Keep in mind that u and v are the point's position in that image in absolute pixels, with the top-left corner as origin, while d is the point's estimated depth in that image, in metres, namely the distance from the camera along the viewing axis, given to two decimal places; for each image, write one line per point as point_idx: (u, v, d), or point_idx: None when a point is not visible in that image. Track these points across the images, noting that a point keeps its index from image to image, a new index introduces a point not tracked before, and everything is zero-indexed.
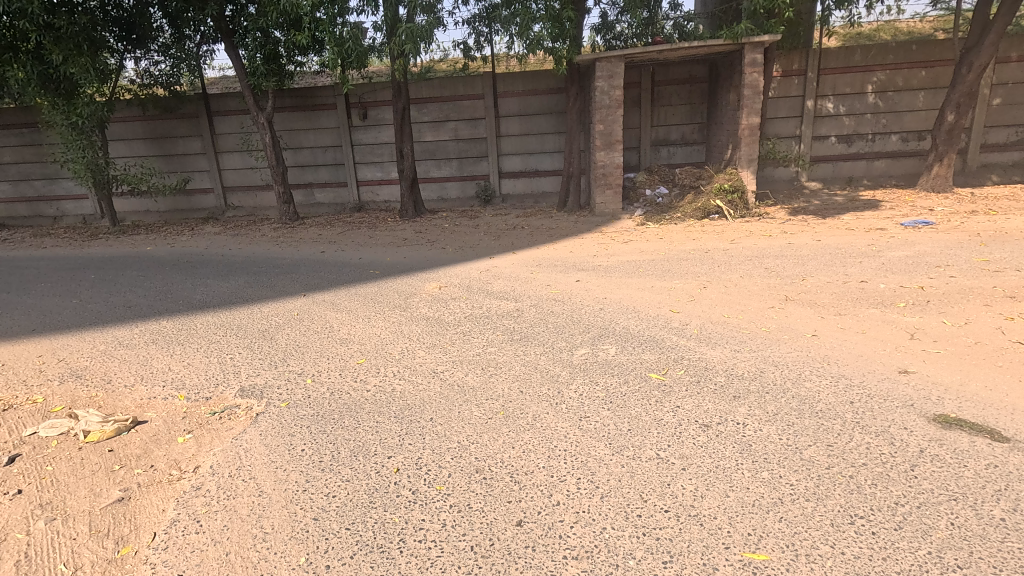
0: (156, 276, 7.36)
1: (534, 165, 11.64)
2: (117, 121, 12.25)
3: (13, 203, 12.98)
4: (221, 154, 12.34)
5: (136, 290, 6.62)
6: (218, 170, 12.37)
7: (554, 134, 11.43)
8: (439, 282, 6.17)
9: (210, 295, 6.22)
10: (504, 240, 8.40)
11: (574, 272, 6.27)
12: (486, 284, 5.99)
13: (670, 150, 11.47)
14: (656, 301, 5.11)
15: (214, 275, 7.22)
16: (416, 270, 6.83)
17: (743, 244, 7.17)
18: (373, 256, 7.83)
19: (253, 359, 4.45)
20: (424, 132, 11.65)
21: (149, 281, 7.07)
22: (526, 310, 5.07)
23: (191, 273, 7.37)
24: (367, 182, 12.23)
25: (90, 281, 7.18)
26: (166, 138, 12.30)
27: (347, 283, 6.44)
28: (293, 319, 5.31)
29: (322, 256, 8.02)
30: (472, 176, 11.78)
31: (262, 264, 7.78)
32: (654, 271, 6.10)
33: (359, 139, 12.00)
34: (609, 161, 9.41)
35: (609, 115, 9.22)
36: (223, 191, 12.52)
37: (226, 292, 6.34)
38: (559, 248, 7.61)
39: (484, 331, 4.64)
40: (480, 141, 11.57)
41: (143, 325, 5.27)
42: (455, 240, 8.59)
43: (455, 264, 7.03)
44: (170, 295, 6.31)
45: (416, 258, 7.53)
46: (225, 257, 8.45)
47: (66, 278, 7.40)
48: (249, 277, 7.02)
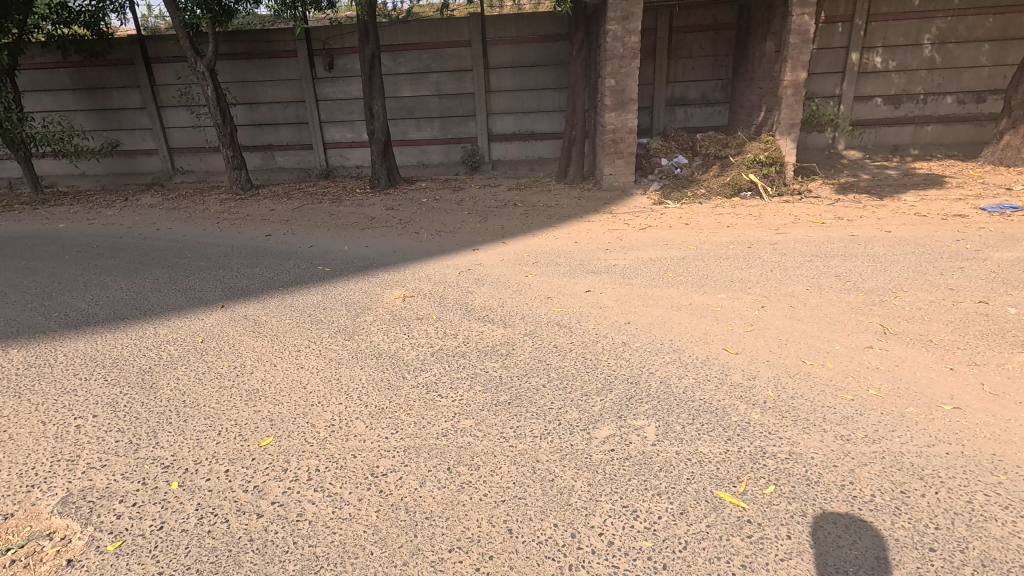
0: (48, 267, 5.76)
1: (530, 127, 9.94)
2: (38, 68, 10.34)
3: None
4: (165, 110, 10.52)
5: (9, 290, 5.06)
6: (161, 128, 10.57)
7: (555, 91, 9.70)
8: (405, 289, 4.65)
9: (98, 303, 4.67)
10: (491, 222, 6.83)
11: (582, 276, 4.77)
12: (464, 294, 4.48)
13: (688, 111, 9.78)
14: (701, 330, 3.67)
15: (120, 268, 5.63)
16: (379, 267, 5.30)
17: (793, 235, 5.67)
18: (328, 243, 6.27)
19: (109, 430, 2.96)
20: (400, 86, 9.86)
21: (32, 276, 5.47)
22: (517, 344, 3.60)
23: (94, 264, 5.79)
24: (334, 144, 10.49)
25: None
26: (98, 90, 10.44)
27: (285, 286, 4.92)
28: (193, 350, 3.81)
29: (265, 242, 6.43)
30: (458, 139, 10.07)
31: (187, 251, 6.19)
32: (689, 277, 4.61)
33: (325, 93, 10.19)
34: (621, 125, 7.75)
35: (623, 67, 7.49)
36: (168, 153, 10.74)
37: (124, 297, 4.78)
38: (559, 236, 6.08)
39: (454, 384, 3.16)
40: (466, 97, 9.82)
41: None
42: (432, 221, 7.01)
43: (429, 258, 5.50)
44: (46, 301, 4.75)
45: (381, 248, 5.97)
46: (148, 240, 6.83)
47: None
48: (163, 272, 5.44)
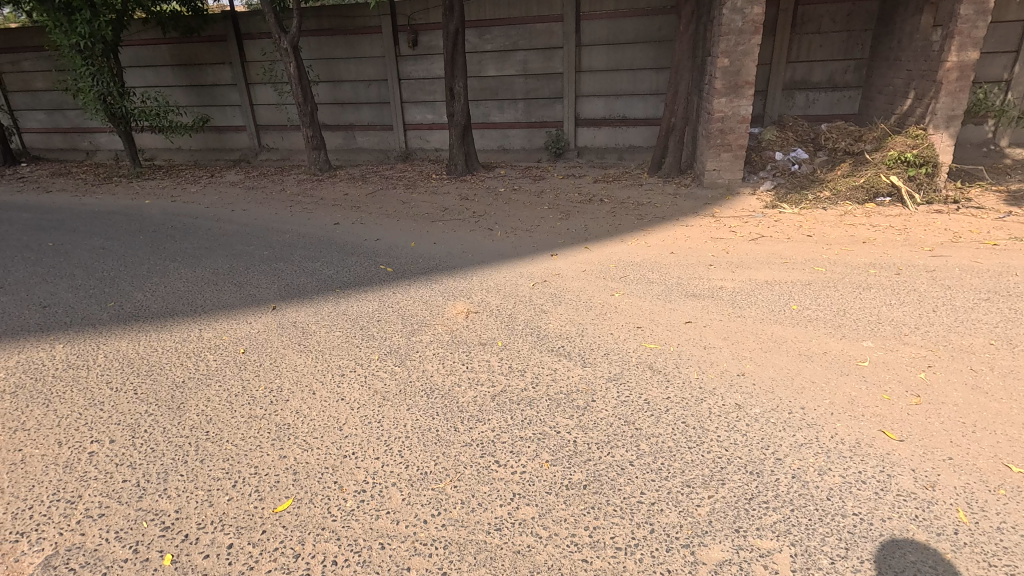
0: (120, 248, 5.69)
1: (622, 112, 8.98)
2: (143, 44, 10.67)
3: (48, 134, 11.95)
4: (253, 87, 10.53)
5: (77, 272, 4.97)
6: (249, 105, 10.61)
7: (654, 71, 8.65)
8: (470, 302, 4.03)
9: (153, 294, 4.43)
10: (573, 220, 6.06)
11: (682, 299, 3.92)
12: (537, 315, 3.79)
13: (810, 96, 8.42)
14: (845, 397, 2.77)
15: (185, 253, 5.44)
16: (444, 270, 4.71)
17: (956, 260, 4.48)
18: (395, 236, 5.78)
19: (121, 464, 2.58)
20: (484, 65, 9.21)
21: (102, 257, 5.38)
22: (597, 394, 2.88)
23: (163, 247, 5.66)
24: (414, 125, 10.06)
25: (42, 249, 5.64)
26: (194, 67, 10.62)
27: (342, 287, 4.45)
28: (232, 362, 3.40)
29: (332, 232, 6.05)
30: (542, 123, 9.31)
31: (253, 237, 5.93)
32: (822, 313, 3.64)
33: (407, 72, 9.75)
34: (731, 112, 6.66)
35: (740, 44, 6.39)
36: (254, 130, 10.79)
37: (178, 290, 4.51)
38: (652, 242, 5.21)
39: (516, 449, 2.52)
40: (554, 77, 9.01)
41: (33, 351, 3.59)
42: (509, 215, 6.34)
43: (501, 262, 4.85)
44: (106, 288, 4.58)
45: (450, 246, 5.38)
46: (220, 221, 6.68)
47: (20, 244, 5.88)
48: (224, 260, 5.16)
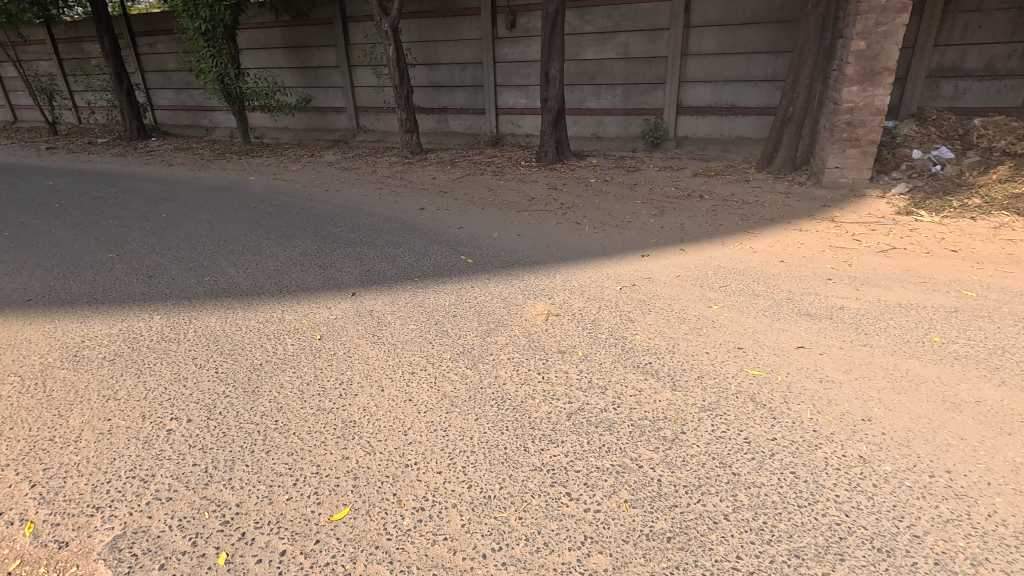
0: (222, 222, 5.98)
1: (731, 100, 8.22)
2: (259, 28, 11.26)
3: (176, 111, 13.01)
4: (355, 69, 10.79)
5: (182, 245, 5.26)
6: (350, 87, 10.90)
7: (771, 54, 7.81)
8: (550, 303, 3.77)
9: (245, 271, 4.57)
10: (669, 217, 5.59)
11: (793, 318, 3.42)
12: (622, 323, 3.45)
13: (962, 85, 7.24)
14: (1008, 465, 2.22)
15: (278, 231, 5.61)
16: (526, 265, 4.48)
17: None
18: (479, 225, 5.62)
19: (194, 445, 2.60)
20: (583, 48, 8.80)
21: (206, 231, 5.67)
22: (688, 425, 2.53)
23: (260, 224, 5.87)
24: (507, 110, 9.86)
25: (157, 220, 6.06)
26: (302, 49, 11.05)
27: (421, 276, 4.35)
28: (308, 348, 3.38)
29: (417, 217, 6.01)
30: (641, 110, 8.76)
31: (342, 218, 6.01)
32: (973, 350, 3.01)
33: (504, 55, 9.54)
34: (863, 102, 5.84)
35: (880, 24, 5.55)
36: (353, 111, 11.08)
37: (268, 268, 4.62)
38: (758, 248, 4.66)
39: (590, 482, 2.24)
40: (657, 61, 8.42)
41: (134, 321, 3.79)
42: (598, 208, 5.98)
43: (587, 260, 4.53)
44: (205, 262, 4.80)
45: (535, 239, 5.13)
46: (314, 200, 6.87)
47: (139, 214, 6.36)
48: (312, 241, 5.25)
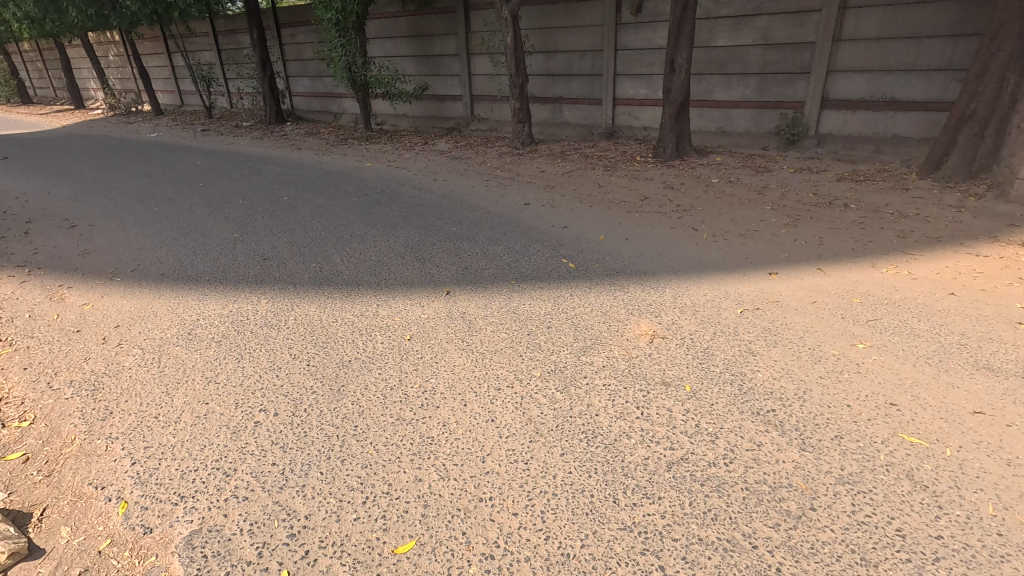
0: (336, 208, 6.18)
1: (891, 92, 7.07)
2: (387, 17, 11.64)
3: (310, 98, 13.93)
4: (473, 58, 10.79)
5: (297, 229, 5.48)
6: (468, 76, 10.92)
7: (950, 38, 6.57)
8: (655, 324, 3.37)
9: (349, 260, 4.63)
10: (804, 228, 4.87)
11: (966, 372, 2.73)
12: (740, 356, 2.98)
13: None
14: None
15: (385, 220, 5.67)
16: (632, 275, 4.09)
17: None
18: (584, 225, 5.28)
19: (276, 442, 2.58)
20: (715, 33, 8.03)
21: (319, 217, 5.88)
22: (821, 502, 2.05)
23: (369, 212, 5.98)
24: (625, 100, 9.32)
25: (279, 203, 6.40)
26: (425, 38, 11.26)
27: (517, 280, 4.12)
28: (397, 349, 3.28)
29: (521, 213, 5.79)
30: (777, 102, 7.83)
31: (446, 210, 5.96)
32: None
33: (626, 42, 9.00)
34: None
35: None
36: (469, 100, 11.11)
37: (370, 259, 4.65)
38: (918, 273, 3.88)
39: (690, 558, 1.88)
40: (802, 48, 7.45)
41: (244, 304, 3.96)
42: (718, 214, 5.38)
43: (701, 274, 4.04)
44: (314, 248, 4.94)
45: (644, 244, 4.70)
46: (423, 189, 6.91)
47: (265, 196, 6.78)
48: (415, 233, 5.23)
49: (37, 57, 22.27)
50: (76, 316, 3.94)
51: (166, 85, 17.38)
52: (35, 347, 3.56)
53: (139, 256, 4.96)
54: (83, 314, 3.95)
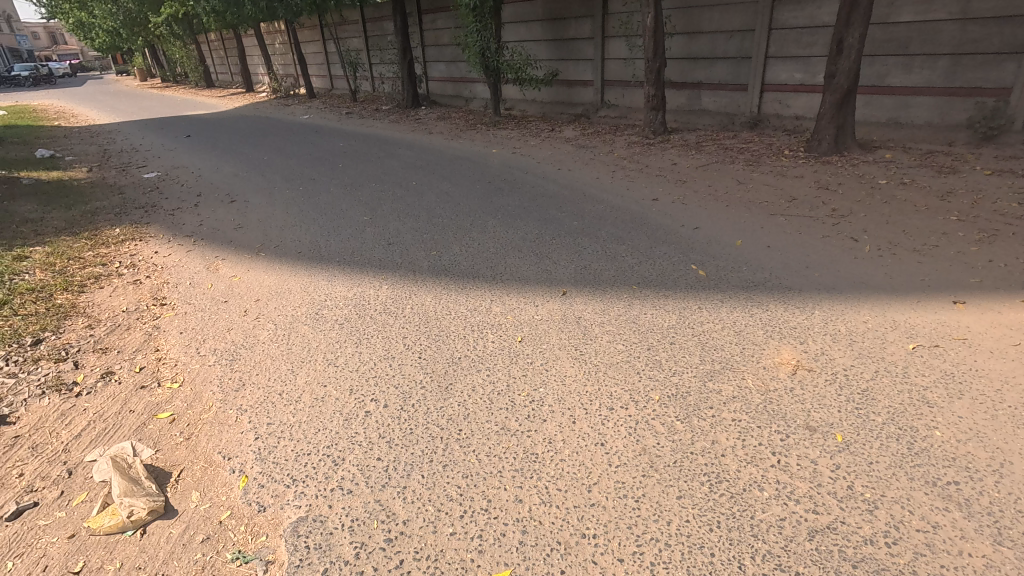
0: (459, 195, 6.24)
1: None
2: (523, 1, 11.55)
3: (444, 83, 14.35)
4: (608, 41, 10.36)
5: (421, 215, 5.60)
6: (601, 60, 10.52)
7: None
8: (798, 352, 2.91)
9: (467, 250, 4.62)
10: (1002, 246, 3.99)
11: None
12: (910, 405, 2.46)
13: None
14: None
15: (505, 210, 5.60)
16: (773, 290, 3.60)
17: None
18: (718, 227, 4.79)
19: (382, 436, 2.59)
20: (897, 8, 6.89)
21: (443, 203, 5.97)
22: None
23: (490, 201, 5.95)
24: (776, 86, 8.38)
25: (407, 187, 6.61)
26: (560, 21, 11.01)
27: (638, 284, 3.82)
28: (507, 351, 3.17)
29: (647, 209, 5.41)
30: (973, 89, 6.55)
31: (568, 202, 5.75)
32: None
33: (783, 20, 8.06)
34: None
35: None
36: (600, 86, 10.71)
37: (487, 250, 4.60)
38: None
39: None
40: (1015, 22, 6.13)
41: (366, 288, 4.09)
42: (885, 222, 4.59)
43: (861, 296, 3.45)
44: (436, 236, 5.00)
45: (788, 254, 4.15)
46: (545, 178, 6.76)
47: (396, 179, 7.05)
48: (535, 225, 5.10)
49: (220, 46, 25.37)
50: (225, 287, 4.34)
51: (320, 70, 18.91)
52: (191, 313, 3.97)
53: (282, 233, 5.37)
54: (232, 285, 4.34)
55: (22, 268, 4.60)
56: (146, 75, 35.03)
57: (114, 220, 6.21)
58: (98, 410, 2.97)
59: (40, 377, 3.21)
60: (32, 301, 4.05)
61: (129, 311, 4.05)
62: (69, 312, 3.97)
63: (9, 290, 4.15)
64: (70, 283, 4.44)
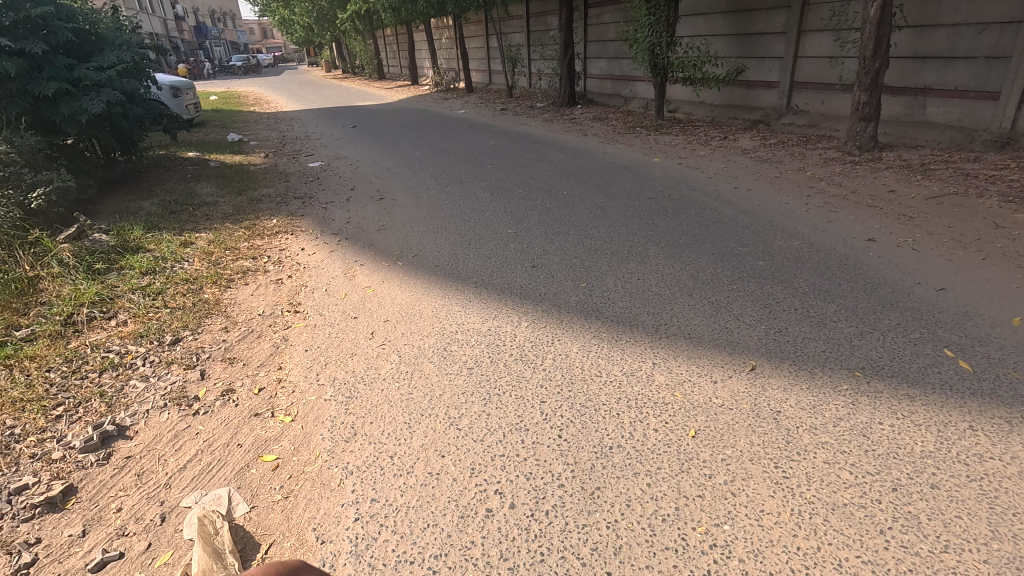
0: (616, 212, 5.47)
1: None
2: None
3: (604, 81, 13.54)
4: (805, 36, 8.80)
5: (571, 233, 4.94)
6: (793, 58, 9.00)
7: None
8: None
9: (623, 287, 3.86)
10: None
11: None
12: None
13: None
14: None
15: (671, 237, 4.72)
16: None
17: None
18: (978, 293, 3.48)
19: (504, 560, 1.95)
20: None
21: (596, 220, 5.24)
22: None
23: (652, 222, 5.12)
24: None
25: (558, 198, 5.98)
26: (747, 13, 9.64)
27: (864, 372, 2.77)
28: (676, 449, 2.37)
29: (861, 252, 4.20)
30: None
31: (750, 233, 4.70)
32: None
33: None
34: None
35: None
36: (788, 88, 9.17)
37: (649, 290, 3.79)
38: None
39: None
40: None
41: (502, 323, 3.51)
42: None
43: None
44: (587, 263, 4.30)
45: None
46: (718, 199, 5.72)
47: (546, 187, 6.47)
48: (708, 262, 4.17)
49: (394, 40, 26.97)
50: (358, 299, 4.05)
51: (481, 65, 19.11)
52: (320, 326, 3.70)
53: (423, 241, 5.04)
54: (365, 298, 4.04)
55: (184, 255, 4.75)
56: (331, 67, 38.78)
57: (273, 210, 6.39)
58: (209, 437, 2.73)
59: (167, 386, 3.08)
60: (183, 293, 4.09)
61: (264, 315, 3.90)
62: (211, 310, 3.92)
63: (167, 279, 4.24)
64: (219, 276, 4.46)
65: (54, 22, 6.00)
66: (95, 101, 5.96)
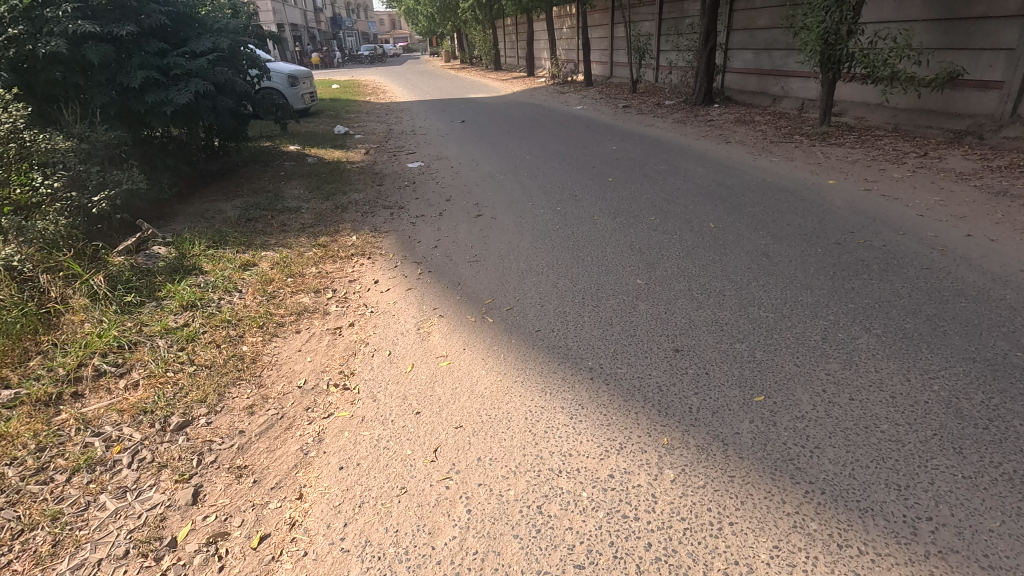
0: (789, 262, 3.93)
1: None
2: None
3: (747, 75, 11.56)
4: None
5: (728, 295, 3.50)
6: None
7: None
8: None
9: (830, 416, 2.41)
10: None
11: None
12: None
13: None
14: None
15: (888, 319, 3.13)
16: None
17: None
18: None
19: None
20: None
21: (762, 274, 3.75)
22: None
23: (852, 287, 3.53)
24: None
25: (702, 233, 4.54)
26: None
27: None
28: None
29: None
30: None
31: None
32: None
33: None
34: None
35: None
36: (1019, 91, 6.87)
37: (879, 430, 2.31)
38: None
39: None
40: None
41: (631, 465, 2.23)
42: None
43: None
44: (759, 354, 2.87)
45: None
46: (945, 253, 3.97)
47: (684, 214, 5.03)
48: (967, 377, 2.59)
49: (513, 30, 26.11)
50: (427, 376, 2.95)
51: (603, 56, 17.59)
52: (369, 421, 2.64)
53: (522, 286, 3.86)
54: (435, 377, 2.93)
55: (238, 284, 3.95)
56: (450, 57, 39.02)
57: (357, 222, 5.53)
58: None
59: (139, 516, 2.14)
60: (216, 344, 3.21)
61: (304, 388, 2.92)
62: (241, 374, 2.99)
63: (205, 320, 3.41)
64: (269, 317, 3.57)
65: (150, 5, 5.52)
66: (183, 91, 5.42)
